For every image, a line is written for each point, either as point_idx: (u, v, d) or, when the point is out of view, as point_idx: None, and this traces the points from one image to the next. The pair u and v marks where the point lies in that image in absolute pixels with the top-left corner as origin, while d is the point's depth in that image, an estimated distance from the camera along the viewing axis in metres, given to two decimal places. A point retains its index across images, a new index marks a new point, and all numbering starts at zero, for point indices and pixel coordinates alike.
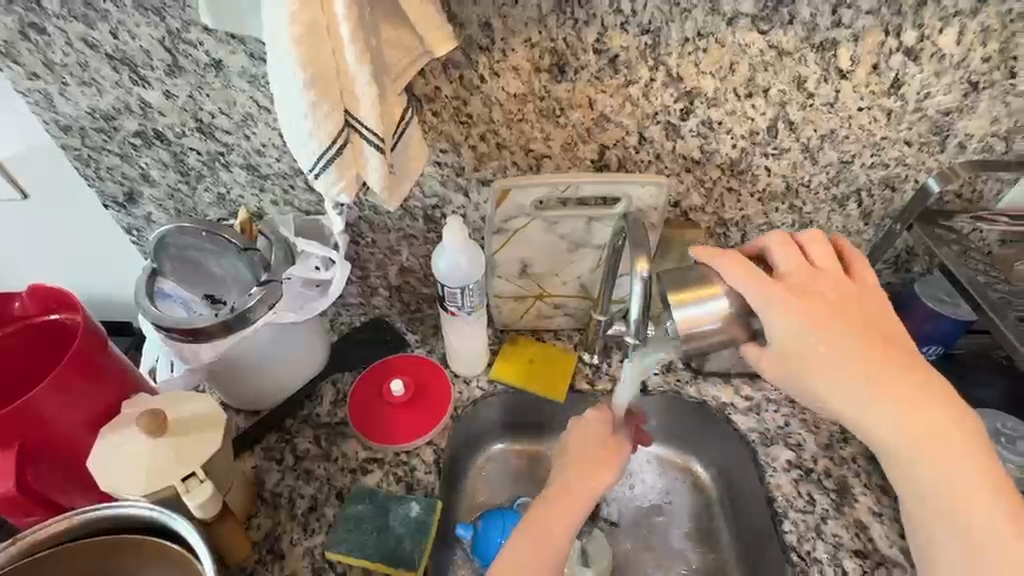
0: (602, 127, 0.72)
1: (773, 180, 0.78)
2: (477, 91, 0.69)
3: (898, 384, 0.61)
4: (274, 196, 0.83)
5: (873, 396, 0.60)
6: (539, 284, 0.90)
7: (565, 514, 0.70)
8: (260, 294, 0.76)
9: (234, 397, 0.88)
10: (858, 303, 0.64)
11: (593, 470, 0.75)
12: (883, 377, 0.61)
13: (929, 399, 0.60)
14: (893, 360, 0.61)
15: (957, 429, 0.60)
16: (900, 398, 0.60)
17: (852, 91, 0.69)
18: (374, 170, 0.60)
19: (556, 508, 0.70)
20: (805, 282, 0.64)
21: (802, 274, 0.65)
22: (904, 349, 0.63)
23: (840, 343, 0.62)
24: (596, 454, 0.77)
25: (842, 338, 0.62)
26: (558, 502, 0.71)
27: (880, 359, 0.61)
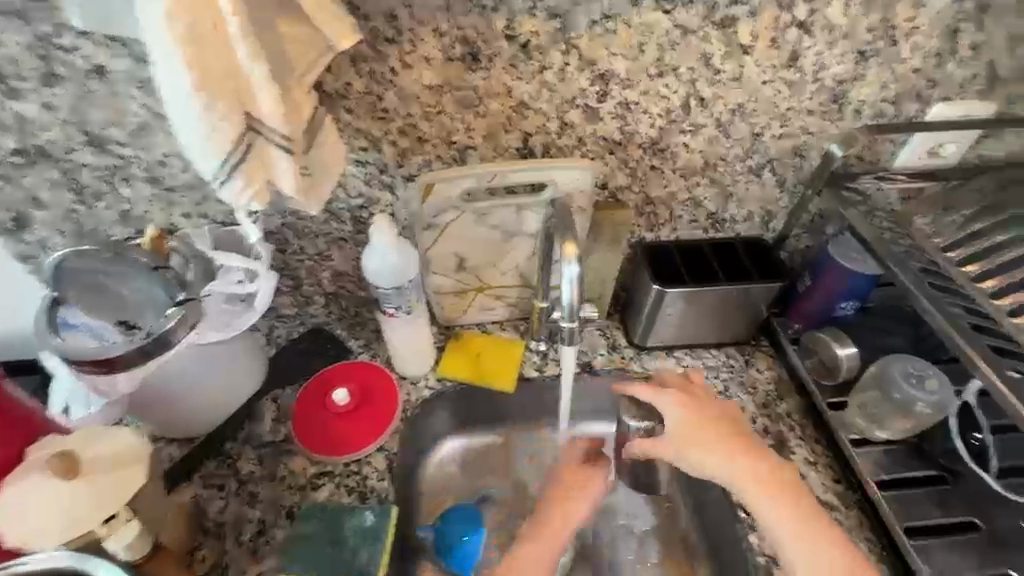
0: (522, 115, 0.72)
1: (692, 156, 0.81)
2: (390, 85, 0.67)
3: (739, 459, 0.72)
4: (186, 209, 0.78)
5: (733, 471, 0.72)
6: (478, 277, 0.89)
7: (546, 538, 0.75)
8: (176, 316, 0.71)
9: (164, 427, 0.82)
10: (747, 441, 0.74)
11: (566, 509, 0.77)
12: (735, 458, 0.72)
13: (787, 504, 0.70)
14: (757, 468, 0.72)
15: (778, 487, 0.71)
16: (738, 463, 0.72)
17: (755, 65, 0.72)
18: (285, 174, 0.57)
19: (534, 539, 0.74)
20: (704, 407, 0.77)
21: (708, 405, 0.78)
22: (754, 445, 0.74)
23: (716, 448, 0.74)
24: (577, 482, 0.80)
25: (709, 452, 0.73)
26: (536, 527, 0.76)
27: (738, 453, 0.73)
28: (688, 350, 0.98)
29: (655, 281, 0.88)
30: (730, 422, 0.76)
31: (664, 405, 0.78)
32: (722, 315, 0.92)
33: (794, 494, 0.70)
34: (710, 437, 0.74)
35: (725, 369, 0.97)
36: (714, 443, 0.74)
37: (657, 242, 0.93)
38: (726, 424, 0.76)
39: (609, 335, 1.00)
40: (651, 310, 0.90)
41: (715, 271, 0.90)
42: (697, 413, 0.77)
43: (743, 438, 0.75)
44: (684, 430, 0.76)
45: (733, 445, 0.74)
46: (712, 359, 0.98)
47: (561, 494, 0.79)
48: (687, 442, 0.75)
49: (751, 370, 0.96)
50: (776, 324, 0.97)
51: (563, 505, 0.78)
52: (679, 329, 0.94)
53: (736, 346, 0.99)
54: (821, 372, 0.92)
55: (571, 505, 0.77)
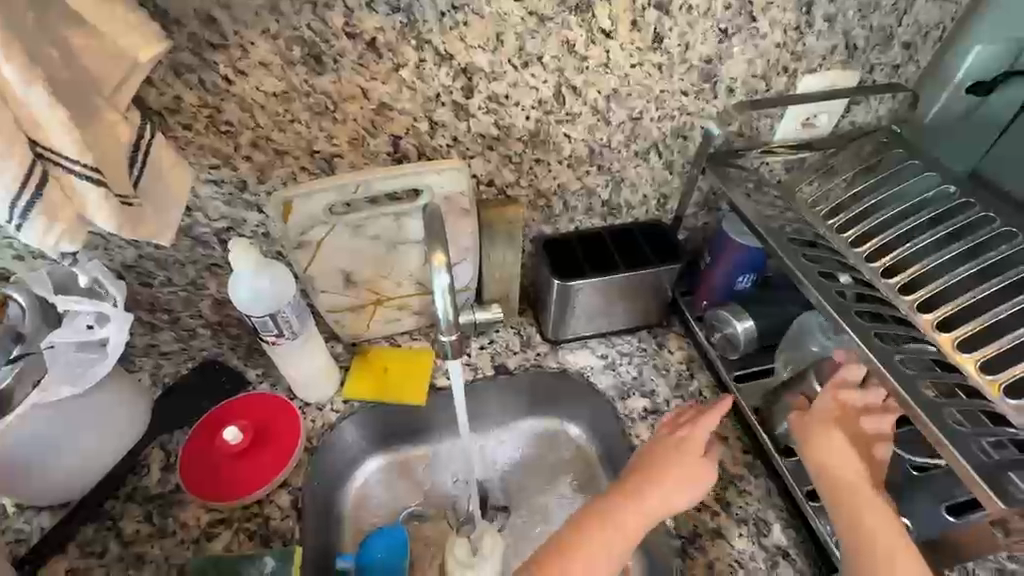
0: (386, 117, 0.67)
1: (576, 146, 0.79)
2: (227, 95, 0.61)
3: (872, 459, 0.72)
4: (18, 251, 0.69)
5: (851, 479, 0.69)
6: (373, 290, 0.84)
7: (604, 542, 0.67)
8: (17, 370, 0.65)
9: (24, 498, 0.73)
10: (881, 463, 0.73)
11: (653, 488, 0.71)
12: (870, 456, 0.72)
13: (875, 524, 0.66)
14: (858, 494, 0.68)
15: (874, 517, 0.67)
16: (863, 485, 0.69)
17: (620, 49, 0.70)
18: (96, 205, 0.50)
19: (594, 534, 0.68)
20: (849, 414, 0.74)
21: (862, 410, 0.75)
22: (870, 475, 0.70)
23: (841, 463, 0.70)
24: (680, 469, 0.73)
25: (850, 463, 0.70)
26: (596, 526, 0.68)
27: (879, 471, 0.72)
28: (602, 339, 0.98)
29: (555, 275, 0.86)
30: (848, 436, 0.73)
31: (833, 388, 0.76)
32: (627, 302, 0.92)
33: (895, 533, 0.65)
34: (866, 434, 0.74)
35: (638, 354, 0.97)
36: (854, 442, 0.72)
37: (558, 234, 0.91)
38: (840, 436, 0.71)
39: (521, 332, 0.98)
40: (557, 305, 0.89)
41: (614, 258, 0.89)
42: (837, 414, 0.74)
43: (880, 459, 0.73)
44: (806, 435, 0.74)
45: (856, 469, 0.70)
46: (625, 345, 0.98)
47: (652, 473, 0.73)
48: (825, 453, 0.71)
49: (663, 352, 0.97)
50: (682, 304, 0.99)
51: (649, 482, 0.72)
52: (587, 320, 0.93)
53: (648, 329, 1.00)
54: (726, 347, 0.91)
55: (645, 488, 0.71)
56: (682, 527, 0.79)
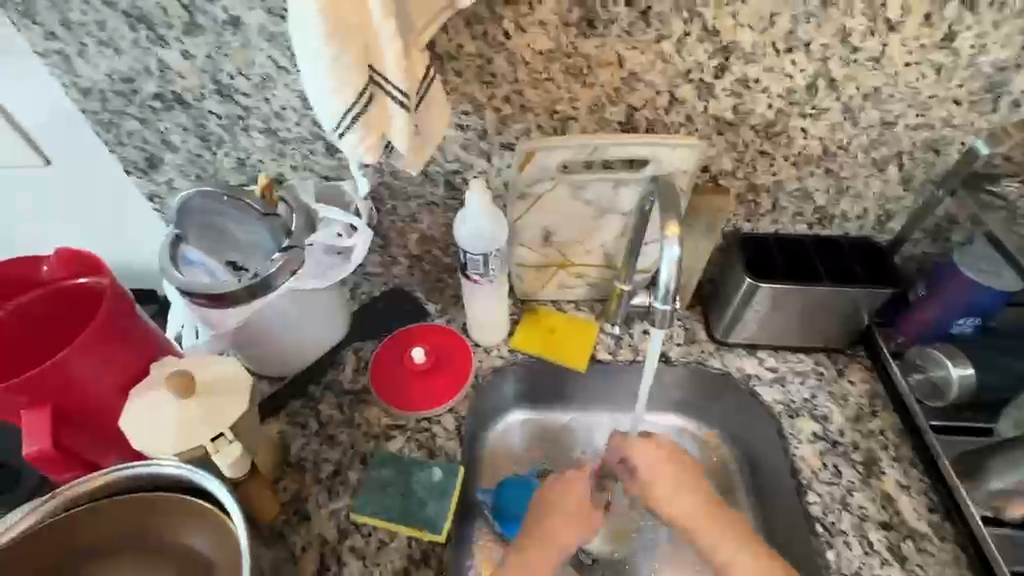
0: (630, 87, 0.69)
1: (809, 143, 0.75)
2: (501, 48, 0.67)
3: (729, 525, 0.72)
4: (295, 162, 0.82)
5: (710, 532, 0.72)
6: (561, 252, 0.88)
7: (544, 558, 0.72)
8: (282, 260, 0.76)
9: (256, 363, 0.87)
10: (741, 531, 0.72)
11: (561, 527, 0.74)
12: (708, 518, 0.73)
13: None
14: (724, 525, 0.72)
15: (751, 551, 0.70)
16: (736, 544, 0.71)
17: (901, 45, 0.65)
18: (400, 130, 0.58)
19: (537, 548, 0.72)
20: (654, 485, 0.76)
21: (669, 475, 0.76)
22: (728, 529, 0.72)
23: (685, 507, 0.74)
24: (573, 508, 0.76)
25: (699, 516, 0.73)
26: (530, 549, 0.72)
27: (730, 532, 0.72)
28: (773, 352, 0.92)
29: (748, 274, 0.82)
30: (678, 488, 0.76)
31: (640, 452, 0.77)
32: (819, 318, 0.86)
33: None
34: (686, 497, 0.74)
35: (813, 376, 0.90)
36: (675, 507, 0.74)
37: (754, 233, 0.87)
38: (688, 476, 0.76)
39: (688, 327, 0.94)
40: (739, 305, 0.85)
41: (817, 269, 0.83)
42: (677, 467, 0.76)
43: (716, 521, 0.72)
44: (651, 473, 0.76)
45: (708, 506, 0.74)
46: (799, 364, 0.91)
47: (567, 516, 0.75)
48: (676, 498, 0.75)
49: (843, 381, 0.89)
50: (877, 334, 0.89)
51: (560, 521, 0.75)
52: (767, 328, 0.88)
53: (828, 353, 0.92)
54: (925, 393, 0.84)
55: (555, 527, 0.74)
56: (845, 563, 0.75)
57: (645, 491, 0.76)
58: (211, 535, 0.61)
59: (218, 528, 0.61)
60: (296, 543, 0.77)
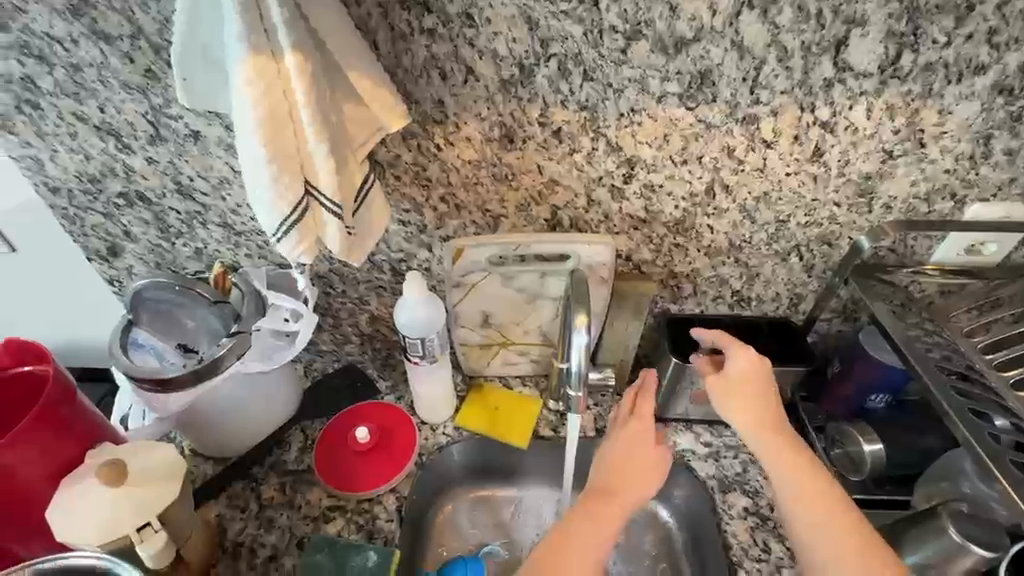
0: (552, 190, 0.78)
1: (716, 237, 0.84)
2: (434, 158, 0.75)
3: (781, 442, 0.74)
4: (250, 251, 0.88)
5: (767, 446, 0.74)
6: (502, 332, 0.93)
7: (595, 542, 0.71)
8: (228, 345, 0.79)
9: (202, 443, 0.89)
10: (802, 456, 0.73)
11: (569, 550, 0.70)
12: (771, 433, 0.75)
13: (810, 496, 0.70)
14: (786, 450, 0.74)
15: (814, 491, 0.71)
16: (793, 466, 0.72)
17: (779, 158, 0.75)
18: (333, 235, 0.64)
19: (591, 520, 0.72)
20: (741, 389, 0.77)
21: (764, 381, 0.77)
22: (807, 459, 0.73)
23: (753, 409, 0.76)
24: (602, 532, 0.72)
25: (761, 425, 0.75)
26: (580, 525, 0.72)
27: (798, 457, 0.73)
28: (707, 426, 0.96)
29: (674, 354, 0.89)
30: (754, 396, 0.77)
31: (736, 351, 0.78)
32: None
33: (834, 505, 0.70)
34: (761, 408, 0.76)
35: (745, 449, 0.94)
36: (763, 417, 0.76)
37: (681, 313, 0.95)
38: (775, 411, 0.76)
39: None
40: (669, 383, 0.91)
41: None
42: (766, 377, 0.77)
43: (787, 437, 0.75)
44: (742, 375, 0.77)
45: (768, 434, 0.75)
46: (732, 438, 0.95)
47: (619, 467, 0.77)
48: (753, 430, 0.75)
49: None
50: (801, 410, 0.93)
51: (609, 496, 0.75)
52: (697, 404, 0.94)
53: None
54: (846, 466, 0.88)
55: (606, 503, 0.74)
56: None
57: (724, 380, 0.78)
58: None
59: None
60: None
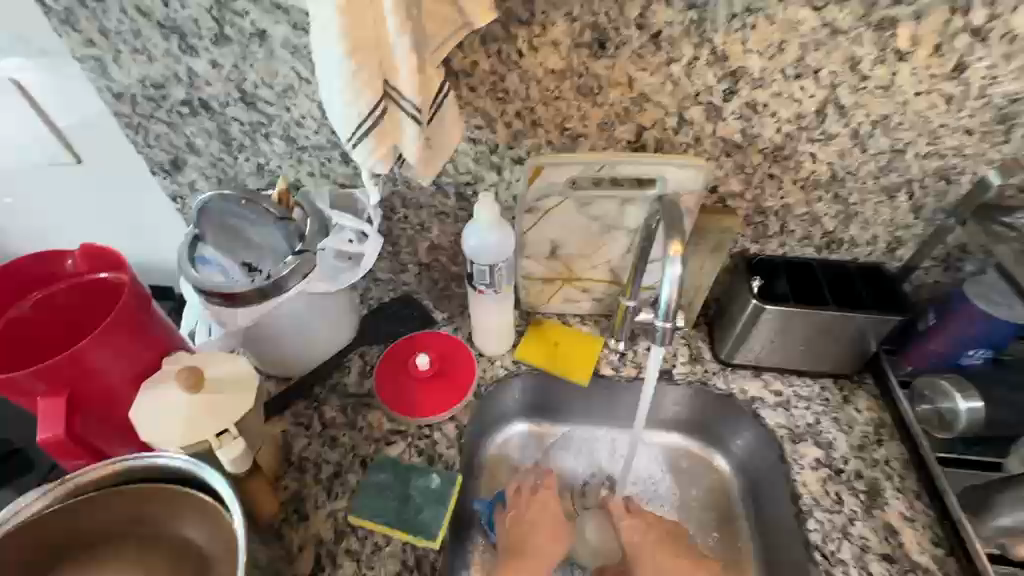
0: (640, 107, 0.71)
1: (818, 168, 0.75)
2: (514, 66, 0.69)
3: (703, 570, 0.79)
4: (312, 169, 0.85)
5: (672, 562, 0.80)
6: (568, 266, 0.89)
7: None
8: (293, 263, 0.77)
9: (265, 362, 0.89)
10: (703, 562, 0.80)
11: None
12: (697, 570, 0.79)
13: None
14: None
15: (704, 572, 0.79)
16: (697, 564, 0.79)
17: (911, 74, 0.65)
18: (411, 143, 0.60)
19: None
20: (655, 541, 0.82)
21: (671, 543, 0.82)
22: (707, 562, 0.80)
23: (671, 559, 0.80)
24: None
25: (675, 557, 0.80)
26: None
27: (704, 567, 0.79)
28: (778, 375, 0.91)
29: (754, 295, 0.83)
30: (660, 547, 0.81)
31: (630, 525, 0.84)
32: (824, 342, 0.85)
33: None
34: (677, 559, 0.80)
35: (818, 401, 0.89)
36: (670, 550, 0.81)
37: (763, 255, 0.87)
38: (672, 542, 0.82)
39: (690, 344, 0.94)
40: (744, 326, 0.85)
41: (824, 294, 0.83)
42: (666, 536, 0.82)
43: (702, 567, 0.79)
44: (638, 534, 0.83)
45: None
46: (803, 388, 0.90)
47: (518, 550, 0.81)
48: (645, 568, 0.81)
49: (848, 408, 0.88)
50: (885, 360, 0.90)
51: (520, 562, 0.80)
52: (772, 352, 0.88)
53: (833, 378, 0.91)
54: (933, 424, 0.82)
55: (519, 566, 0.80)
56: None
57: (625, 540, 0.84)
58: (208, 531, 0.62)
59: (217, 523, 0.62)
60: (292, 542, 0.77)
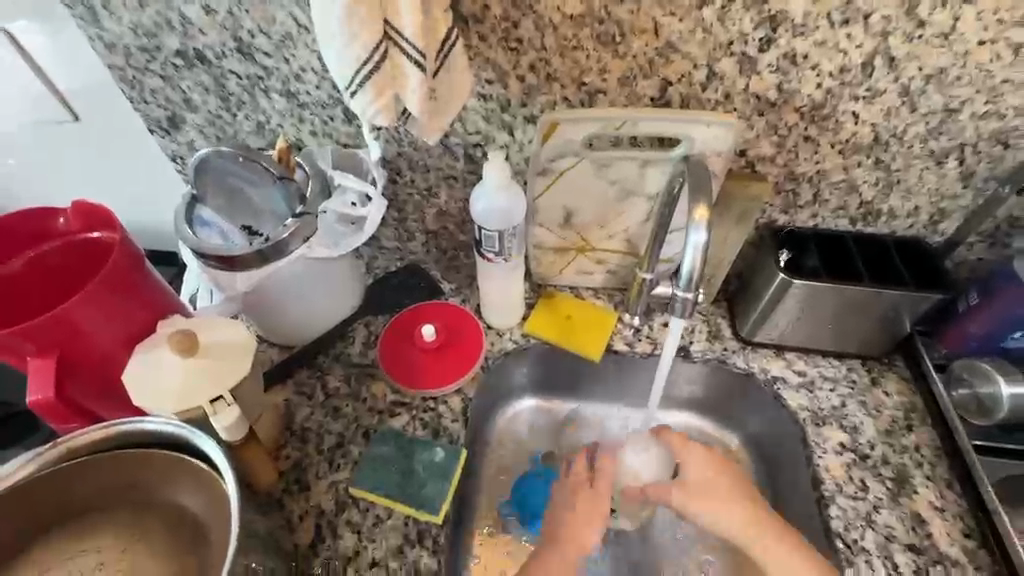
0: (666, 58, 0.65)
1: (860, 129, 0.69)
2: (529, 11, 0.63)
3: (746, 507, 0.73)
4: (314, 128, 0.81)
5: (725, 512, 0.73)
6: (582, 235, 0.84)
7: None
8: (293, 226, 0.73)
9: (267, 330, 0.86)
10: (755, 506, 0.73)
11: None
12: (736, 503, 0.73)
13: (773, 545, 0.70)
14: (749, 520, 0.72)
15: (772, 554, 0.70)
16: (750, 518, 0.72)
17: (974, 19, 0.58)
18: (414, 92, 0.55)
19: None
20: (701, 488, 0.75)
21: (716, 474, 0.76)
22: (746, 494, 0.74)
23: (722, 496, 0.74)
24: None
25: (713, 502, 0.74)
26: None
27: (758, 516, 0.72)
28: (803, 355, 0.86)
29: (781, 269, 0.77)
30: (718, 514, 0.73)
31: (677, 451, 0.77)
32: (854, 320, 0.79)
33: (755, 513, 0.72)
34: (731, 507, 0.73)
35: (845, 383, 0.84)
36: (712, 496, 0.74)
37: (792, 227, 0.81)
38: (719, 487, 0.75)
39: (710, 321, 0.89)
40: (770, 301, 0.80)
41: (858, 268, 0.77)
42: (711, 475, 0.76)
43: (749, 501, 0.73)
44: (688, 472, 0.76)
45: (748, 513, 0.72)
46: (830, 369, 0.85)
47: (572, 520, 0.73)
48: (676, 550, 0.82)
49: (877, 391, 0.83)
50: (918, 343, 0.83)
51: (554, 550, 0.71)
52: (798, 330, 0.83)
53: (862, 360, 0.86)
54: (970, 409, 0.77)
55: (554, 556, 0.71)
56: None
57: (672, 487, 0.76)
58: (205, 501, 0.60)
59: (214, 495, 0.60)
60: (293, 512, 0.76)
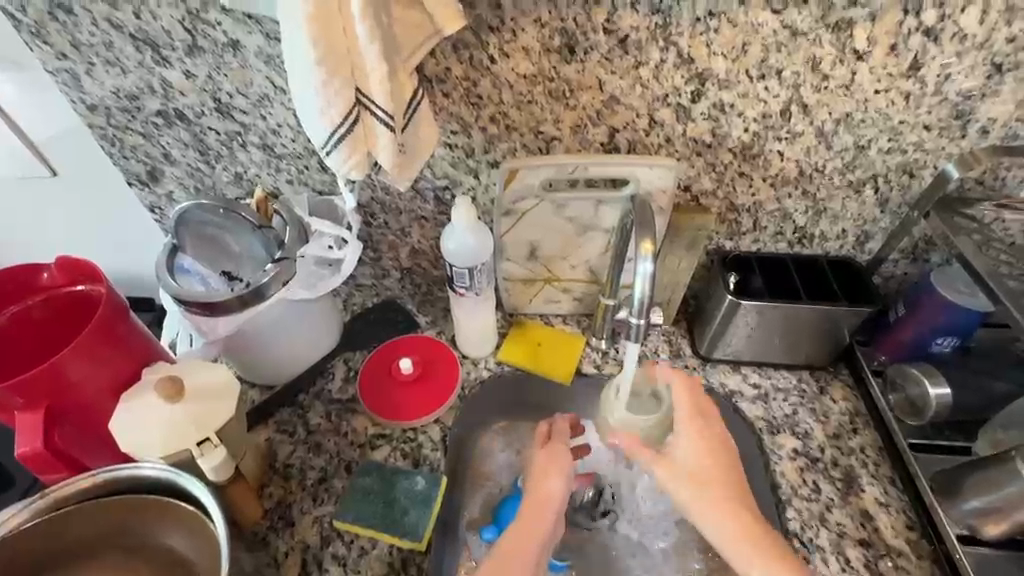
0: (610, 110, 0.73)
1: (786, 165, 0.78)
2: (487, 72, 0.70)
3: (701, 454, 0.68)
4: (290, 176, 0.85)
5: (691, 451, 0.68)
6: (547, 267, 0.90)
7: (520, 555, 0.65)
8: (274, 271, 0.76)
9: (247, 371, 0.89)
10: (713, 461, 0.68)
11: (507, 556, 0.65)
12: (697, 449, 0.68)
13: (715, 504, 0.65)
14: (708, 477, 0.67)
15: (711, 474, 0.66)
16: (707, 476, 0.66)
17: (869, 72, 0.68)
18: (384, 149, 0.60)
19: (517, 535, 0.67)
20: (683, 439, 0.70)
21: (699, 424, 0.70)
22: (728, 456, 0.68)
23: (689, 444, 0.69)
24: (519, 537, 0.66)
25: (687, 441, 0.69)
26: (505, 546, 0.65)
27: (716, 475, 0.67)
28: (756, 368, 0.93)
29: (730, 292, 0.84)
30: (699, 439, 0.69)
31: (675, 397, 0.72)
32: (798, 337, 0.87)
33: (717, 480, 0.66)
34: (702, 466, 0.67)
35: (795, 393, 0.91)
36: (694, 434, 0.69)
37: (736, 250, 0.88)
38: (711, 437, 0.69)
39: (672, 341, 0.95)
40: (721, 323, 0.87)
41: (797, 288, 0.85)
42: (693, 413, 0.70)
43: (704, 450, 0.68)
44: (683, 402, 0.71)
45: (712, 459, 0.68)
46: (781, 380, 0.92)
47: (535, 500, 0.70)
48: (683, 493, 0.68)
49: (824, 399, 0.90)
50: (859, 353, 0.90)
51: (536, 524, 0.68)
52: (751, 346, 0.90)
53: (810, 371, 0.93)
54: (904, 411, 0.85)
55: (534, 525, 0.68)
56: None
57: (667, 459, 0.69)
58: (189, 534, 0.63)
59: (197, 529, 0.63)
60: (279, 549, 0.78)
